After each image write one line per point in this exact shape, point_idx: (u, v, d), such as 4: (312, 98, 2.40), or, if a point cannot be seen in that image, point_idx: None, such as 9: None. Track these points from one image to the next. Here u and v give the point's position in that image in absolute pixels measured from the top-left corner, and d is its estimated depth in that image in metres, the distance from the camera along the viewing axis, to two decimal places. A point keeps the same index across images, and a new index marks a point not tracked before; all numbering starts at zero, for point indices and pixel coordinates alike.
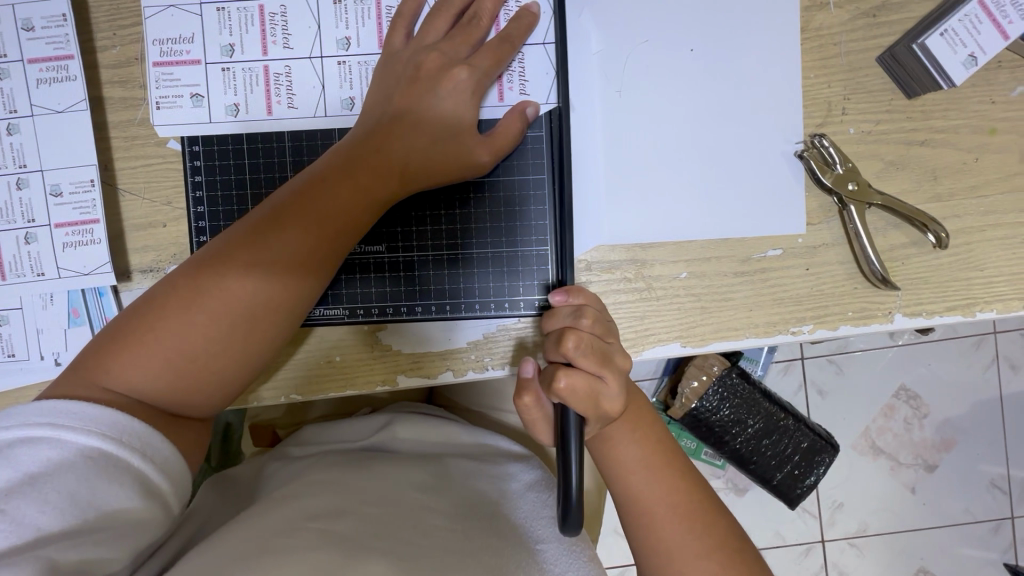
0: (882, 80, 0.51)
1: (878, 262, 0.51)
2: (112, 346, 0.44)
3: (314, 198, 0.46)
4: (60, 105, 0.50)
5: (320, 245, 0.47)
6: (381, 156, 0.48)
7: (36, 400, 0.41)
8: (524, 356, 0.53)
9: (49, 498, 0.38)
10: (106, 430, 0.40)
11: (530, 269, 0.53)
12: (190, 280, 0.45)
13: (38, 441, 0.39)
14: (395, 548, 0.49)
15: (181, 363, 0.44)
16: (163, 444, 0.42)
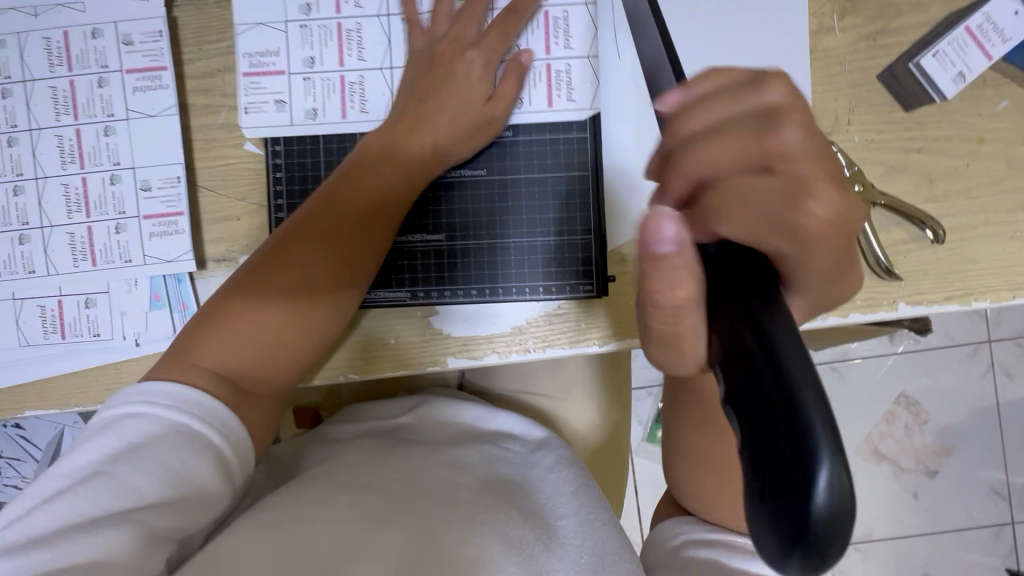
0: (882, 95, 0.58)
1: (881, 253, 0.57)
2: (198, 331, 0.51)
3: (360, 189, 0.54)
4: (152, 110, 0.57)
5: (372, 227, 0.54)
6: (410, 146, 0.55)
7: (137, 383, 0.48)
8: (564, 340, 0.58)
9: (147, 465, 0.42)
10: (195, 408, 0.46)
11: (574, 256, 0.58)
12: (264, 270, 0.52)
13: (138, 415, 0.44)
14: (421, 519, 0.50)
15: (259, 338, 0.51)
16: (237, 416, 0.48)
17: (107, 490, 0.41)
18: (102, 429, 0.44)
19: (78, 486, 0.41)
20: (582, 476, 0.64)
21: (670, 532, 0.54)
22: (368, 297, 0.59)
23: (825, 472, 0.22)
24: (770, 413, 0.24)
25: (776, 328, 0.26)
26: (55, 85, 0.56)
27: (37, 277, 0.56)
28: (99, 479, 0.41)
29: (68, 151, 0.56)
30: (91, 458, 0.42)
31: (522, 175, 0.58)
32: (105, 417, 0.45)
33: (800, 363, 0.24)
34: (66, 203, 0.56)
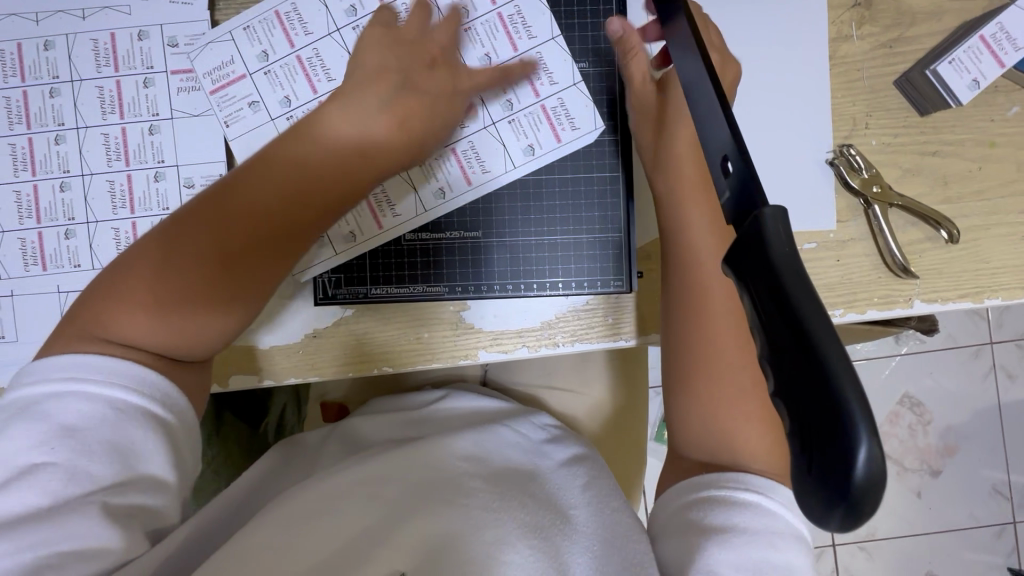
0: (899, 100, 0.61)
1: (899, 252, 0.59)
2: (108, 300, 0.46)
3: (310, 156, 0.50)
4: (196, 110, 0.59)
5: (313, 203, 0.50)
6: (374, 119, 0.52)
7: (50, 358, 0.43)
8: (592, 334, 0.61)
9: (82, 448, 0.40)
10: (128, 382, 0.43)
11: (607, 253, 0.61)
12: (185, 232, 0.47)
13: (62, 394, 0.41)
14: (436, 511, 0.52)
15: (182, 311, 0.46)
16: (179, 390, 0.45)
17: (50, 478, 0.39)
18: (21, 412, 0.40)
19: (20, 478, 0.39)
20: (595, 467, 0.64)
21: (681, 493, 0.51)
22: (408, 291, 0.61)
23: (865, 445, 0.22)
24: (803, 390, 0.24)
25: (805, 304, 0.25)
26: (102, 85, 0.58)
27: (83, 271, 0.58)
28: (41, 467, 0.39)
29: (114, 148, 0.58)
30: (21, 443, 0.39)
31: (557, 175, 0.61)
32: (21, 399, 0.41)
33: (833, 340, 0.24)
34: (111, 199, 0.58)
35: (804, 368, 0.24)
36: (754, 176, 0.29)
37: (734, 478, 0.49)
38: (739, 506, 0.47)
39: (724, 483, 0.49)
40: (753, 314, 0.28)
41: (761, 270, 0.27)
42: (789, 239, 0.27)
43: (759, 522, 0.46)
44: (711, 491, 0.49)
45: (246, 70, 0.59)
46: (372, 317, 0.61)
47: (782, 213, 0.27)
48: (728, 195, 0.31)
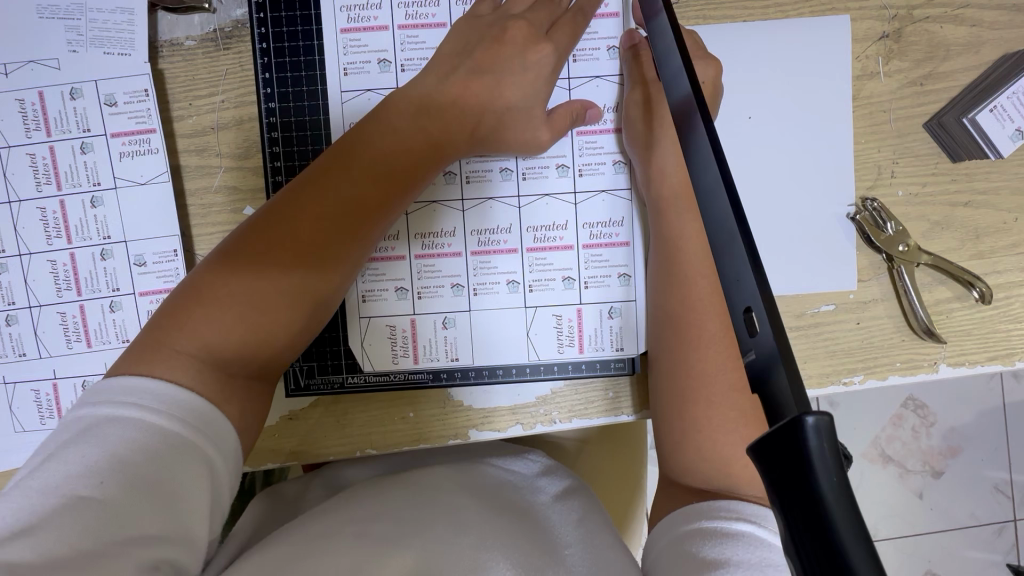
0: (928, 145, 0.54)
1: (925, 315, 0.54)
2: (181, 307, 0.43)
3: (381, 145, 0.46)
4: (143, 177, 0.52)
5: (388, 188, 0.46)
6: (446, 105, 0.47)
7: (121, 373, 0.41)
8: (593, 409, 0.51)
9: (133, 483, 0.36)
10: (188, 416, 0.39)
11: (619, 316, 0.50)
12: (276, 232, 0.44)
13: (126, 420, 0.38)
14: (425, 541, 0.48)
15: (249, 320, 0.43)
16: (226, 421, 0.42)
17: (90, 515, 0.34)
18: (79, 434, 0.37)
19: (56, 511, 0.34)
20: (587, 502, 0.60)
21: (672, 529, 0.41)
22: (390, 363, 0.51)
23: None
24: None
25: (849, 541, 0.21)
26: (34, 152, 0.51)
27: (29, 361, 0.53)
28: (83, 502, 0.35)
29: (53, 224, 0.52)
30: (71, 471, 0.36)
31: (549, 198, 0.50)
32: (82, 420, 0.38)
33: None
34: (55, 280, 0.52)
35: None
36: (786, 353, 0.24)
37: (725, 507, 0.39)
38: (735, 541, 0.37)
39: (716, 514, 0.39)
40: (781, 524, 0.23)
41: (797, 477, 0.22)
42: (835, 454, 0.21)
43: (759, 561, 0.36)
44: (703, 527, 0.39)
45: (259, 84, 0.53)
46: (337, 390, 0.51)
47: (828, 423, 0.21)
48: (752, 358, 0.26)
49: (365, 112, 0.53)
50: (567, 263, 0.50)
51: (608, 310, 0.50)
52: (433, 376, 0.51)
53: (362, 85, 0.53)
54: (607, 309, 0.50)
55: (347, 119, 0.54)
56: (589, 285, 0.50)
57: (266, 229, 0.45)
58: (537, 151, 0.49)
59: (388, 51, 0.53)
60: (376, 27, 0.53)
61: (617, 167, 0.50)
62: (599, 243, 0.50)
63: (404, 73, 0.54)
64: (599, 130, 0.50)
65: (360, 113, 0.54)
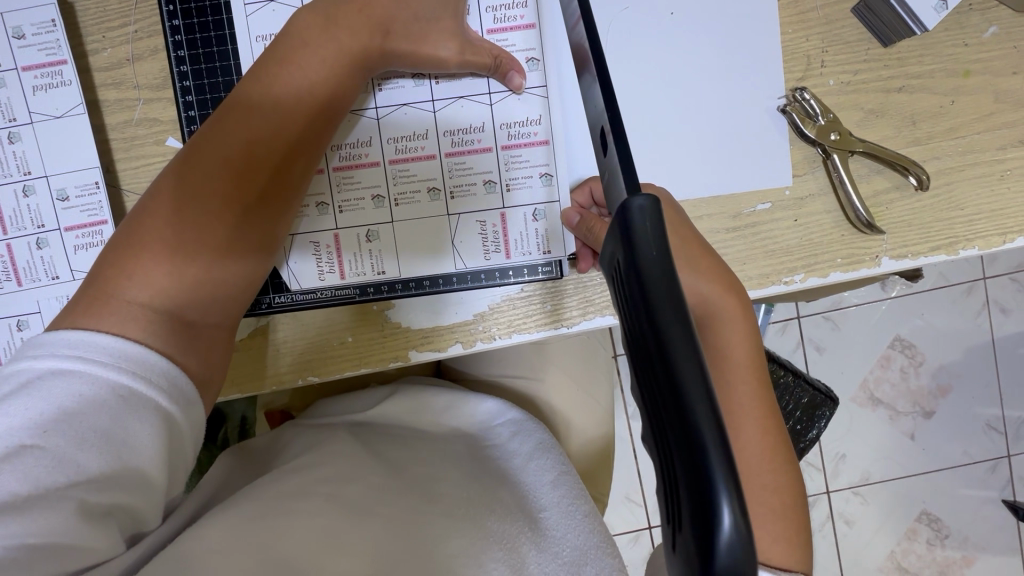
0: (858, 31, 0.53)
1: (863, 209, 0.53)
2: (121, 257, 0.42)
3: (296, 66, 0.44)
4: (58, 110, 0.51)
5: (308, 113, 0.44)
6: (352, 17, 0.45)
7: (66, 328, 0.39)
8: (530, 322, 0.51)
9: (80, 436, 0.36)
10: (135, 366, 0.38)
11: (545, 220, 0.50)
12: (206, 171, 0.43)
13: (68, 373, 0.37)
14: (398, 517, 0.47)
15: (198, 262, 0.42)
16: (182, 373, 0.40)
17: (35, 466, 0.35)
18: (18, 388, 0.36)
19: (3, 461, 0.34)
20: (563, 460, 0.60)
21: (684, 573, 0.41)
22: (320, 293, 0.50)
23: (729, 509, 0.17)
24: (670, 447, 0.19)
25: (674, 334, 0.19)
26: None
27: None
28: (27, 453, 0.35)
29: None
30: (13, 424, 0.35)
31: (464, 101, 0.49)
32: (18, 373, 0.37)
33: (700, 381, 0.18)
34: None
35: (671, 420, 0.19)
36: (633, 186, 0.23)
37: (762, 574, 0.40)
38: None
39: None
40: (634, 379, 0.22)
41: (642, 327, 0.20)
42: (659, 236, 0.21)
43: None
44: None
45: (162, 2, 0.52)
46: (289, 331, 0.51)
47: (653, 205, 0.21)
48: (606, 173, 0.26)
49: (270, 25, 0.52)
50: (488, 166, 0.49)
51: (532, 213, 0.50)
52: (360, 292, 0.50)
53: None
54: (532, 211, 0.50)
55: (253, 32, 0.52)
56: (512, 187, 0.49)
57: (190, 173, 0.43)
58: (450, 68, 0.47)
59: None
60: None
61: (529, 64, 0.49)
62: (519, 143, 0.49)
63: None
64: (509, 27, 0.49)
65: (266, 27, 0.52)
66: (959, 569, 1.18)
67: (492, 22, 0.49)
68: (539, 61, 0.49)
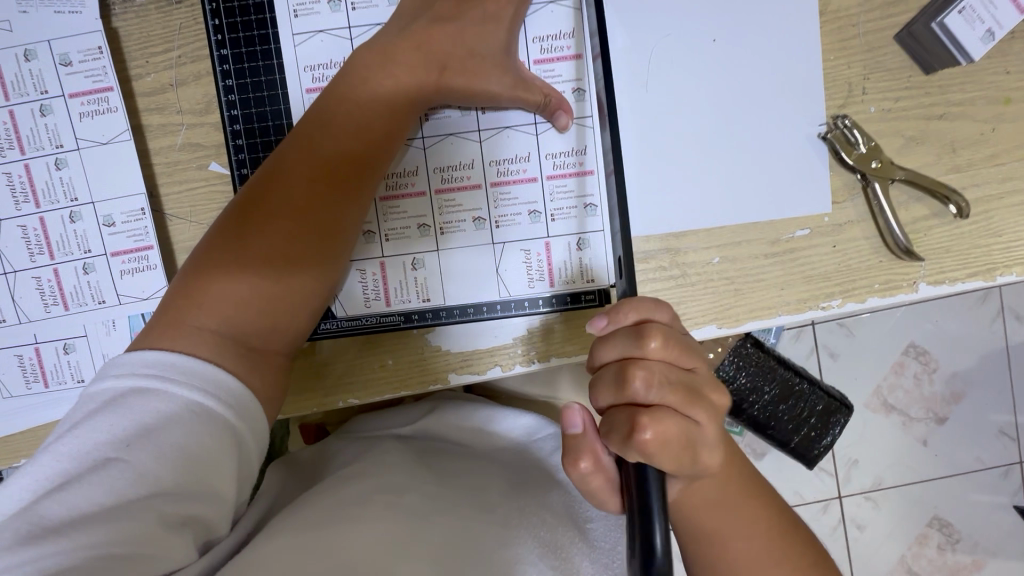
0: (900, 58, 0.53)
1: (902, 234, 0.53)
2: (190, 285, 0.43)
3: (355, 102, 0.45)
4: (104, 137, 0.52)
5: (367, 147, 0.45)
6: (408, 54, 0.45)
7: (141, 349, 0.41)
8: (570, 348, 0.51)
9: (157, 450, 0.38)
10: (205, 385, 0.40)
11: (587, 250, 0.50)
12: (269, 204, 0.44)
13: (146, 391, 0.39)
14: (456, 525, 0.48)
15: (262, 291, 0.43)
16: (248, 392, 0.42)
17: (118, 477, 0.37)
18: (103, 405, 0.39)
19: (92, 472, 0.37)
20: None
21: None
22: (365, 320, 0.51)
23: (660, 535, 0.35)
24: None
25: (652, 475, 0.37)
26: None
27: (10, 327, 0.53)
28: (111, 464, 0.37)
29: (20, 189, 0.52)
30: (99, 438, 0.38)
31: (506, 131, 0.49)
32: (103, 390, 0.40)
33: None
34: (27, 245, 0.53)
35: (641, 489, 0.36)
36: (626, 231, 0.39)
37: None
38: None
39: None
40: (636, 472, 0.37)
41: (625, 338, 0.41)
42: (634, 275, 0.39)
43: None
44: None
45: (208, 29, 0.52)
46: (336, 352, 0.51)
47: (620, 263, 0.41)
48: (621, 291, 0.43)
49: (320, 56, 0.52)
50: (532, 196, 0.49)
51: (576, 242, 0.50)
52: (405, 319, 0.51)
53: (314, 26, 0.52)
54: (576, 240, 0.50)
55: (301, 61, 0.52)
56: (556, 217, 0.50)
57: (255, 205, 0.44)
58: (503, 102, 0.47)
59: None
60: None
61: (576, 95, 0.49)
62: (564, 173, 0.49)
63: (356, 12, 0.52)
64: (556, 57, 0.49)
65: (315, 56, 0.52)
66: (970, 573, 1.18)
67: (539, 52, 0.49)
68: (586, 91, 0.49)
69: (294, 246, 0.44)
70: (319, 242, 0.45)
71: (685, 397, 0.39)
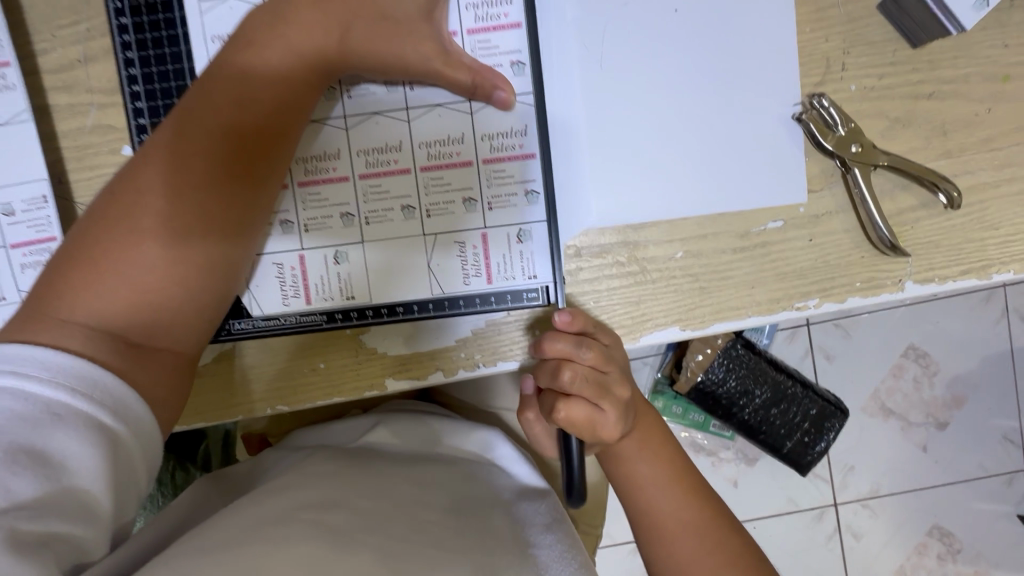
0: (883, 30, 0.48)
1: (885, 227, 0.47)
2: (59, 275, 0.38)
3: (244, 67, 0.40)
4: (1, 117, 0.47)
5: (263, 117, 0.40)
6: (305, 12, 0.40)
7: (1, 343, 0.36)
8: (515, 352, 0.47)
9: (13, 455, 0.33)
10: (76, 383, 0.36)
11: (532, 243, 0.45)
12: (148, 183, 0.39)
13: (3, 389, 0.34)
14: (388, 542, 0.43)
15: (141, 279, 0.38)
16: (127, 390, 0.37)
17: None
18: None
19: None
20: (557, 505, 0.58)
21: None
22: (284, 320, 0.46)
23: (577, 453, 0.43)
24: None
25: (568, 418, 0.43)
26: None
27: None
28: None
29: None
30: None
31: (437, 108, 0.44)
32: None
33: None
34: None
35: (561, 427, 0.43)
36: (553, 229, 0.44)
37: None
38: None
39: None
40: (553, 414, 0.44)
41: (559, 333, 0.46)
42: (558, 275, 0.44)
43: None
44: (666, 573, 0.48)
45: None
46: (259, 353, 0.46)
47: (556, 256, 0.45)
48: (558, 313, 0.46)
49: (228, 26, 0.47)
50: (468, 182, 0.44)
51: (517, 234, 0.45)
52: (327, 318, 0.46)
53: None
54: (516, 232, 0.45)
55: (209, 32, 0.48)
56: (494, 206, 0.44)
57: (133, 183, 0.39)
58: (418, 69, 0.41)
59: None
60: None
61: (515, 69, 0.44)
62: (502, 156, 0.44)
63: None
64: (492, 26, 0.44)
65: (224, 27, 0.47)
66: None
67: (473, 21, 0.44)
68: (525, 65, 0.44)
69: (179, 229, 0.39)
70: (212, 225, 0.40)
71: (599, 392, 0.42)
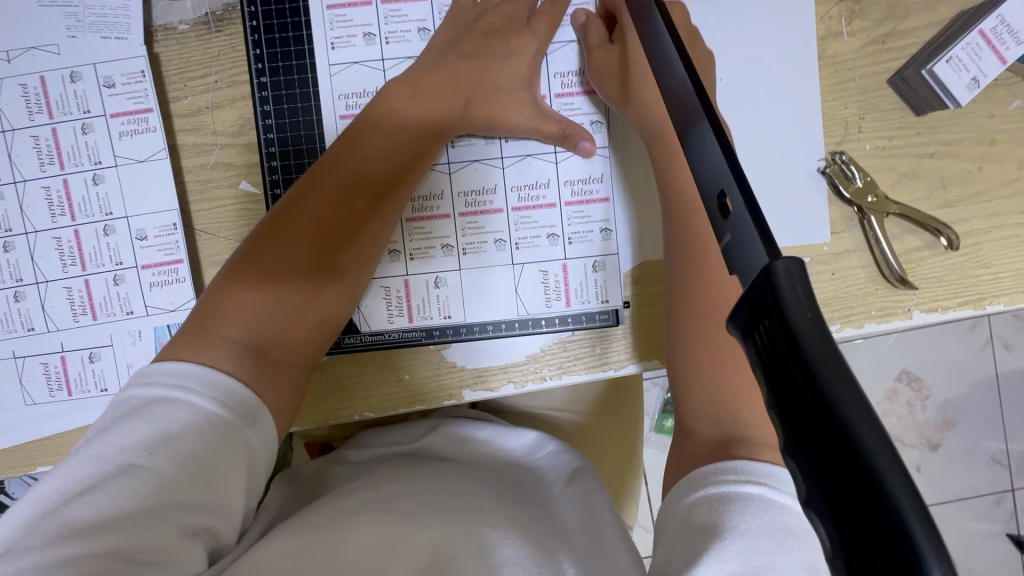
0: (892, 100, 0.57)
1: (897, 264, 0.56)
2: (217, 298, 0.45)
3: (383, 129, 0.49)
4: (142, 155, 0.54)
5: (393, 168, 0.49)
6: (437, 88, 0.50)
7: (166, 360, 0.42)
8: (580, 367, 0.53)
9: (181, 459, 0.37)
10: (230, 399, 0.40)
11: (604, 273, 0.53)
12: (298, 223, 0.47)
13: (172, 400, 0.39)
14: (456, 528, 0.44)
15: (286, 302, 0.46)
16: (259, 402, 0.42)
17: (136, 483, 0.36)
18: (131, 412, 0.38)
19: (111, 478, 0.36)
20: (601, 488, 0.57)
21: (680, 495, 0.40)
22: (385, 335, 0.53)
23: None
24: (796, 372, 0.21)
25: None
26: (37, 134, 0.54)
27: (38, 334, 0.55)
28: (131, 472, 0.36)
29: (57, 203, 0.54)
30: (123, 444, 0.37)
31: (529, 158, 0.52)
32: (131, 398, 0.40)
33: (872, 425, 0.19)
34: (60, 256, 0.55)
35: None
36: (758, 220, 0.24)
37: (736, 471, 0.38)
38: (745, 505, 0.35)
39: (722, 477, 0.38)
40: None
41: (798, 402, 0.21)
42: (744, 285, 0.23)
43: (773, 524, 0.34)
44: (710, 486, 0.38)
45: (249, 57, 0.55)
46: (358, 365, 0.53)
47: (799, 268, 0.21)
48: (729, 239, 0.26)
49: (354, 86, 0.55)
50: (551, 219, 0.52)
51: (592, 264, 0.53)
52: (425, 334, 0.53)
53: (350, 58, 0.55)
54: (591, 263, 0.53)
55: (337, 90, 0.55)
56: (573, 240, 0.53)
57: (285, 223, 0.47)
58: (516, 129, 0.51)
59: (372, 24, 0.55)
60: (360, 3, 0.55)
61: (594, 126, 0.53)
62: (580, 200, 0.53)
63: (389, 46, 0.56)
64: (575, 92, 0.53)
65: (349, 86, 0.55)
66: None
67: (559, 87, 0.53)
68: (602, 124, 0.53)
69: (323, 261, 0.47)
70: (346, 258, 0.48)
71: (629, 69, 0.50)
